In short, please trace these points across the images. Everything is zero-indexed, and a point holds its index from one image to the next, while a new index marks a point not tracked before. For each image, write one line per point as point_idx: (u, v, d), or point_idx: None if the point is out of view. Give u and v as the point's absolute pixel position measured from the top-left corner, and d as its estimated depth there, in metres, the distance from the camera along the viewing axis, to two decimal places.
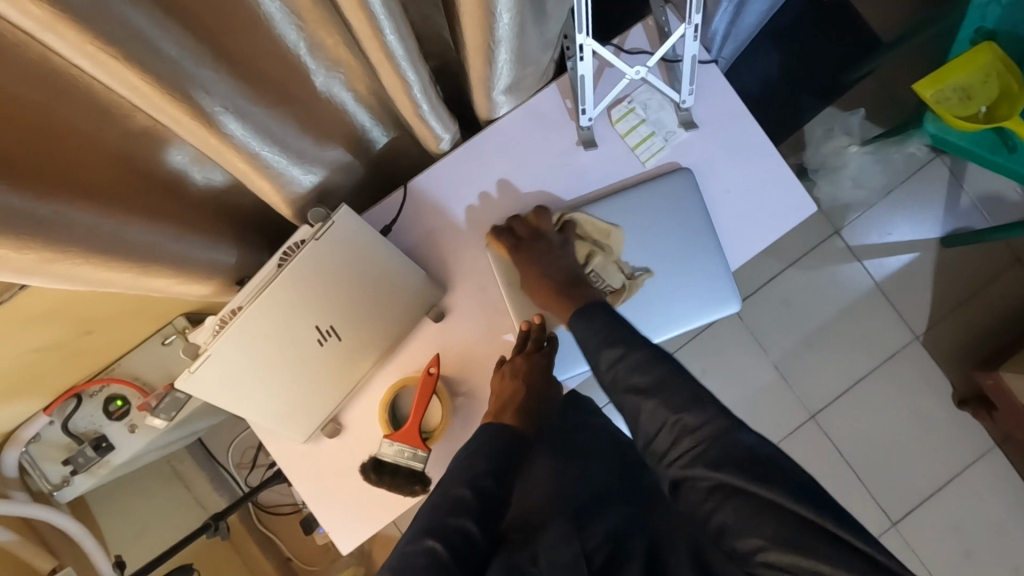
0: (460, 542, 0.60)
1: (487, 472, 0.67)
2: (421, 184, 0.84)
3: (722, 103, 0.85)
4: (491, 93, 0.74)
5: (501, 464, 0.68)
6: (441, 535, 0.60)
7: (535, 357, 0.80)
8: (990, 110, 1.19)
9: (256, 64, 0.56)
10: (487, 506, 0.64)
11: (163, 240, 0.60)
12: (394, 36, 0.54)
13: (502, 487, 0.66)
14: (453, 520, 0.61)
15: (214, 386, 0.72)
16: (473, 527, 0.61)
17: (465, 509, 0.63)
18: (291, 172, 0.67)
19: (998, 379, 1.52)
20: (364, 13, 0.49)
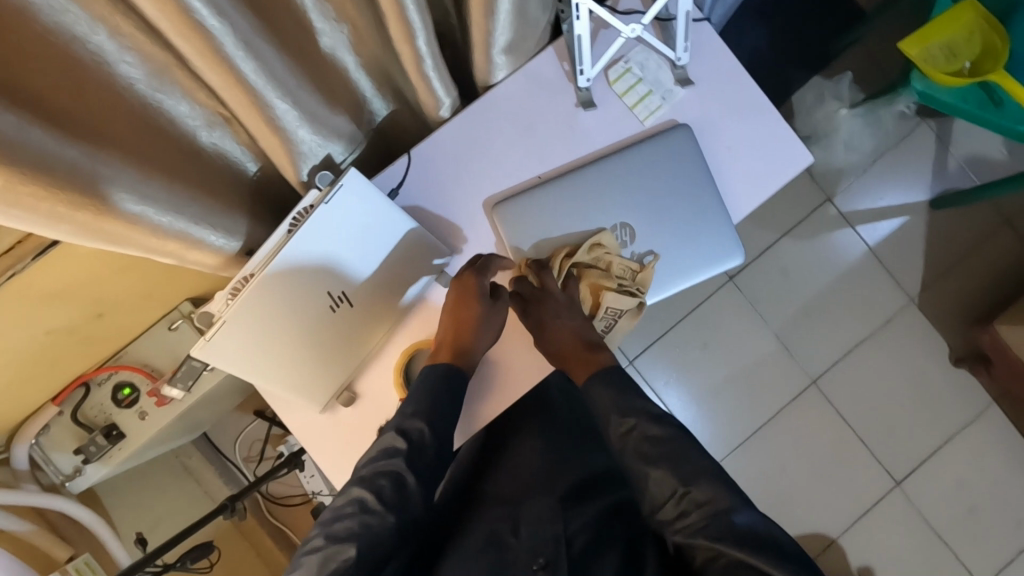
0: (389, 491, 0.70)
1: (422, 416, 0.74)
2: (423, 152, 0.84)
3: (717, 59, 0.86)
4: (490, 53, 0.74)
5: (436, 411, 0.75)
6: (378, 478, 0.70)
7: (467, 282, 0.80)
8: (975, 65, 1.21)
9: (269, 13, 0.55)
10: (420, 455, 0.72)
11: (177, 203, 0.60)
12: None
13: (437, 440, 0.74)
14: (386, 464, 0.71)
15: (230, 355, 0.72)
16: (402, 475, 0.71)
17: (400, 453, 0.72)
18: (304, 137, 0.67)
19: (994, 333, 1.55)
20: None
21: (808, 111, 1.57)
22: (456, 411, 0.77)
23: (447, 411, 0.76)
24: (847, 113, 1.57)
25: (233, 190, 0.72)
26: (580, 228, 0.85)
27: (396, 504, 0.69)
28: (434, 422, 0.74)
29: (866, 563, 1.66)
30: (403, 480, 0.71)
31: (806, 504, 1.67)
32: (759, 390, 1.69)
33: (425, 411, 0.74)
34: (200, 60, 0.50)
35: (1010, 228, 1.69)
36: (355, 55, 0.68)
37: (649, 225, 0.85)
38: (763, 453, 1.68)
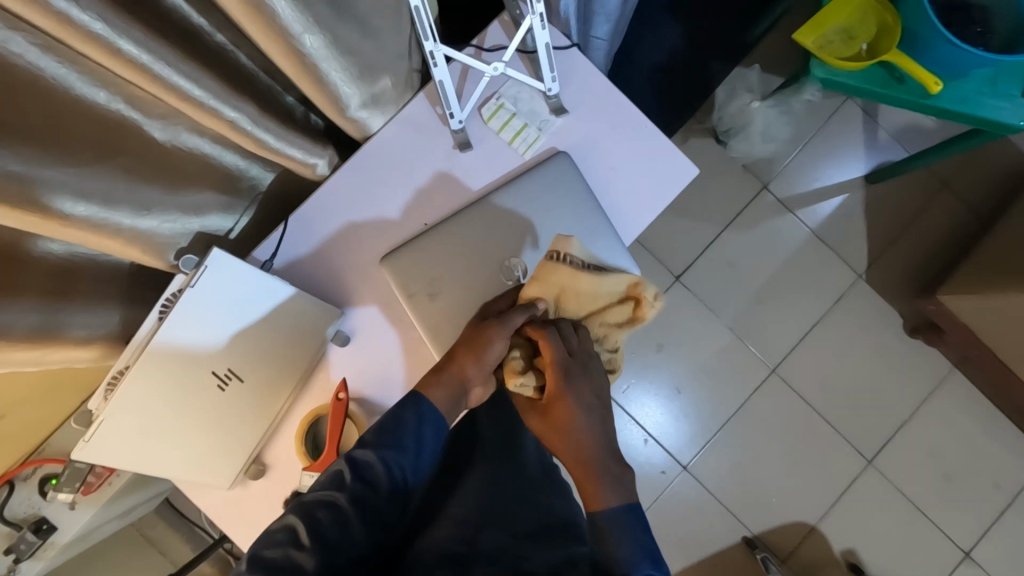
0: (326, 525, 0.65)
1: (371, 447, 0.71)
2: (305, 214, 0.84)
3: (589, 82, 0.86)
4: (347, 112, 0.73)
5: (389, 452, 0.71)
6: (308, 510, 0.66)
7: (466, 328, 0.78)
8: (873, 45, 1.21)
9: (77, 136, 0.54)
10: (369, 484, 0.70)
11: (11, 315, 0.60)
12: (204, 93, 0.53)
13: (391, 482, 0.71)
14: (328, 496, 0.68)
15: (114, 453, 0.70)
16: (344, 505, 0.67)
17: (344, 486, 0.69)
18: (144, 226, 0.64)
19: (939, 303, 1.55)
20: (155, 83, 0.48)
21: (723, 103, 1.56)
22: (419, 454, 0.73)
23: (409, 440, 0.72)
24: (759, 105, 1.54)
25: (97, 284, 0.72)
26: (468, 266, 0.83)
27: (329, 542, 0.64)
28: (394, 455, 0.71)
29: (849, 546, 1.65)
30: (347, 514, 0.67)
31: (782, 493, 1.66)
32: (721, 385, 1.68)
33: (384, 439, 0.72)
34: (18, 222, 0.49)
35: (948, 192, 1.70)
36: (201, 138, 0.68)
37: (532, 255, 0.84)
38: (732, 446, 1.67)
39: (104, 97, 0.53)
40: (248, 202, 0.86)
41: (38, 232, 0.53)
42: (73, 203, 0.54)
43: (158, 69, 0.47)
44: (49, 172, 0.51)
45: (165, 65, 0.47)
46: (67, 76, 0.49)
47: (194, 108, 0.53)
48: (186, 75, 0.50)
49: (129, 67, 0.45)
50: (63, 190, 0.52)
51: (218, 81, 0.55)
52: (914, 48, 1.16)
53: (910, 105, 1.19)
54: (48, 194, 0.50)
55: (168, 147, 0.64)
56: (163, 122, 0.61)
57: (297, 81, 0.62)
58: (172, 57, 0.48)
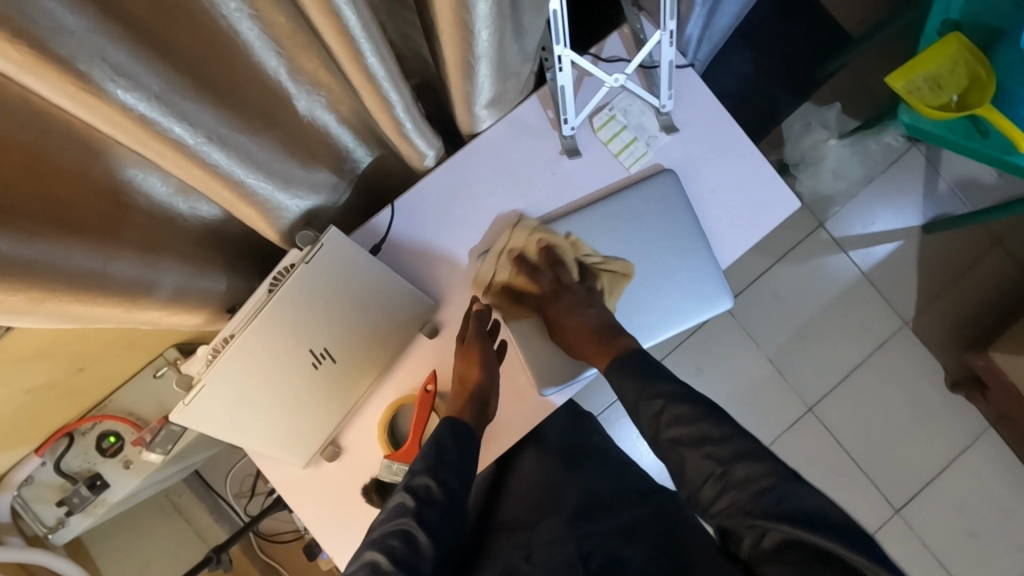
0: (402, 551, 0.65)
1: (424, 469, 0.72)
2: (407, 203, 0.84)
3: (701, 104, 0.86)
4: (474, 107, 0.74)
5: (443, 460, 0.73)
6: (381, 544, 0.66)
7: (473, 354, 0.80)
8: (961, 97, 1.21)
9: (246, 99, 0.58)
10: (431, 508, 0.70)
11: (152, 269, 0.61)
12: (377, 61, 0.53)
13: (451, 495, 0.72)
14: (393, 525, 0.67)
15: (209, 417, 0.71)
16: (415, 528, 0.67)
17: (406, 510, 0.68)
18: (276, 200, 0.67)
19: (989, 359, 1.54)
20: (347, 44, 0.49)
21: (795, 137, 1.59)
22: (466, 461, 0.75)
23: (456, 459, 0.74)
24: (835, 143, 1.58)
25: (209, 248, 0.72)
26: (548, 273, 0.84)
27: (410, 565, 0.65)
28: (446, 475, 0.72)
29: None
30: (418, 537, 0.67)
31: None
32: (755, 415, 1.68)
33: (438, 462, 0.73)
34: (162, 158, 0.51)
35: (1002, 250, 1.69)
36: (333, 115, 0.69)
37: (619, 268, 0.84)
38: None
39: (275, 66, 0.57)
40: (347, 184, 0.86)
41: (195, 184, 0.57)
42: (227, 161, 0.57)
43: (354, 30, 0.48)
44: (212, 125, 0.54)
45: (361, 29, 0.48)
46: (253, 38, 0.52)
47: (362, 77, 0.54)
48: (374, 47, 0.51)
49: (330, 18, 0.46)
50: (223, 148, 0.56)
51: (387, 51, 0.55)
52: (1002, 104, 1.18)
53: (990, 159, 1.18)
54: (213, 152, 0.55)
55: (306, 122, 0.66)
56: (308, 94, 0.63)
57: (447, 64, 0.61)
58: (365, 20, 0.49)
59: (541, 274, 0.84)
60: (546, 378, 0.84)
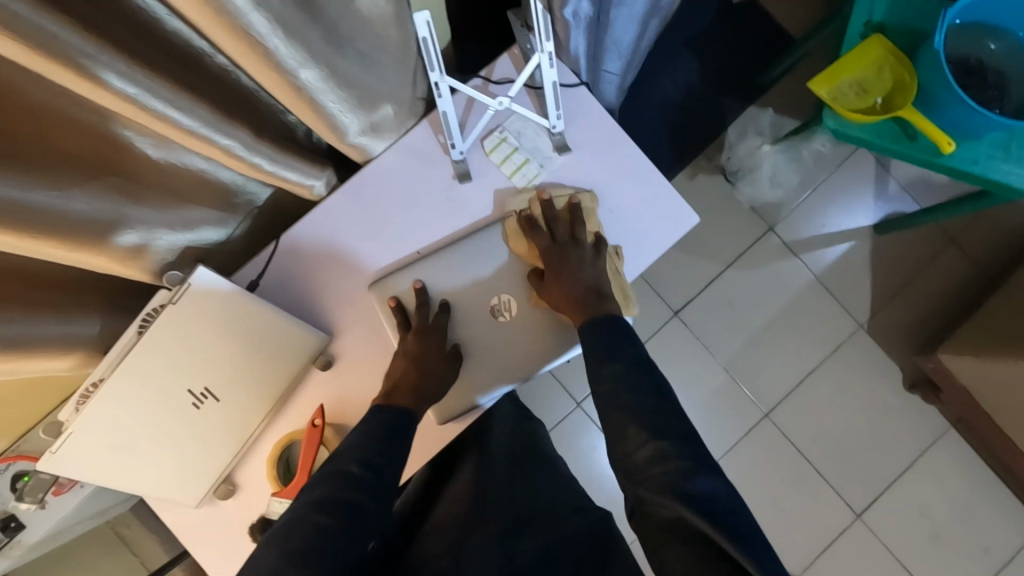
0: (349, 520, 0.64)
1: (378, 450, 0.70)
2: (298, 234, 0.84)
3: (595, 123, 0.85)
4: (346, 138, 0.73)
5: (388, 446, 0.71)
6: (328, 509, 0.64)
7: (427, 339, 0.79)
8: (887, 100, 1.19)
9: (70, 151, 0.55)
10: (379, 483, 0.68)
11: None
12: (193, 120, 0.52)
13: (397, 474, 0.71)
14: (344, 494, 0.65)
15: (82, 464, 0.70)
16: (362, 500, 0.66)
17: (357, 483, 0.67)
18: (126, 241, 0.63)
19: (938, 362, 1.52)
20: (142, 111, 0.47)
21: (732, 144, 1.58)
22: (407, 448, 0.74)
23: (402, 445, 0.73)
24: (769, 149, 1.55)
25: (82, 292, 0.72)
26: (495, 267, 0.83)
27: (353, 530, 0.63)
28: (395, 457, 0.71)
29: None
30: (364, 508, 0.66)
31: (771, 540, 1.63)
32: (711, 425, 1.66)
33: (383, 443, 0.71)
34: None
35: (956, 248, 1.67)
36: (198, 157, 0.67)
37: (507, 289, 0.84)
38: None
39: (94, 115, 0.54)
40: (243, 216, 0.85)
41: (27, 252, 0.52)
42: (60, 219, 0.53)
43: (144, 99, 0.46)
44: (25, 188, 0.49)
45: (153, 95, 0.47)
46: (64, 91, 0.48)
47: (183, 135, 0.53)
48: (173, 104, 0.49)
49: (112, 95, 0.44)
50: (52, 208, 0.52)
51: (208, 106, 0.54)
52: (929, 107, 1.15)
53: (921, 163, 1.17)
54: (41, 212, 0.51)
55: (163, 164, 0.64)
56: (156, 141, 0.61)
57: (289, 105, 0.60)
58: (153, 83, 0.47)
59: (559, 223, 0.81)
60: (446, 406, 0.83)
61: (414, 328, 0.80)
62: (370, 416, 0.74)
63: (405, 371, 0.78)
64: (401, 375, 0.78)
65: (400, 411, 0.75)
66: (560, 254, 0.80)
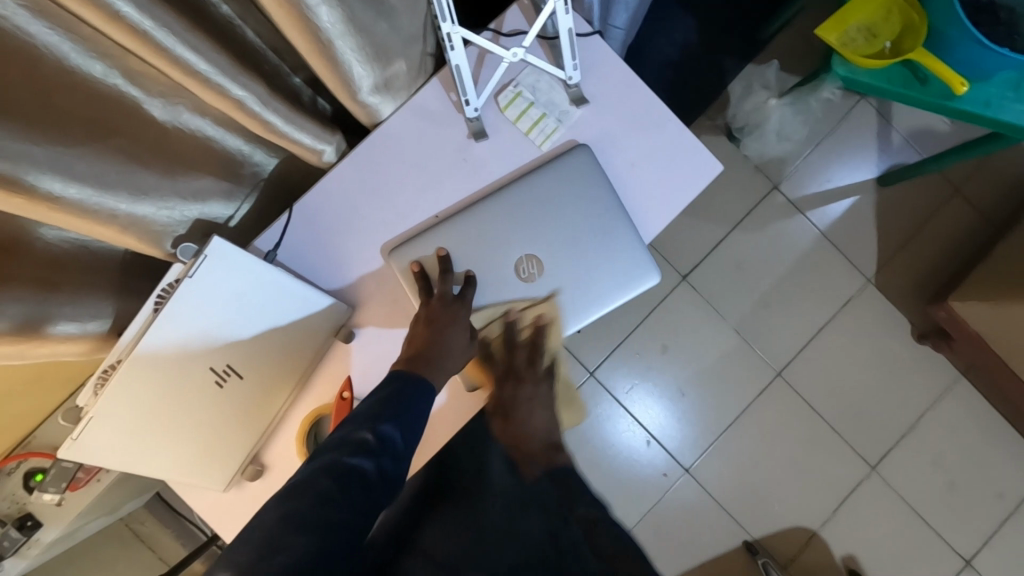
0: (355, 487, 0.64)
1: (392, 416, 0.69)
2: (310, 204, 0.80)
3: (612, 73, 0.82)
4: (358, 95, 0.69)
5: (402, 420, 0.70)
6: (334, 475, 0.64)
7: (450, 308, 0.77)
8: (897, 44, 1.18)
9: (73, 112, 0.50)
10: (390, 453, 0.68)
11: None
12: (208, 66, 0.49)
13: (411, 444, 0.70)
14: (351, 461, 0.65)
15: (104, 451, 0.67)
16: (371, 469, 0.65)
17: (367, 451, 0.66)
18: (133, 210, 0.59)
19: (950, 310, 1.53)
20: (155, 53, 0.44)
21: (739, 99, 1.54)
22: (423, 421, 0.72)
23: (419, 415, 0.71)
24: (776, 102, 1.52)
25: (92, 270, 0.68)
26: (522, 232, 0.80)
27: (358, 496, 0.64)
28: (410, 427, 0.70)
29: (850, 552, 1.62)
30: (371, 477, 0.65)
31: (782, 500, 1.63)
32: (724, 387, 1.65)
33: (399, 412, 0.69)
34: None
35: (960, 197, 1.67)
36: (206, 119, 0.64)
37: (532, 249, 0.80)
38: (735, 452, 1.64)
39: (101, 70, 0.50)
40: (250, 189, 0.82)
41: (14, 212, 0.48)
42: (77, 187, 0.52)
43: (158, 37, 0.43)
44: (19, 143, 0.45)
45: (166, 32, 0.44)
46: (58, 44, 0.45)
47: (196, 82, 0.50)
48: (189, 45, 0.46)
49: (124, 31, 0.41)
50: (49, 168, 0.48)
51: (220, 52, 0.50)
52: (940, 48, 1.12)
53: (930, 106, 1.15)
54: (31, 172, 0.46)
55: (169, 127, 0.61)
56: (163, 99, 0.58)
57: (302, 53, 0.57)
58: (167, 18, 0.43)
59: (520, 351, 0.83)
60: (477, 372, 0.81)
61: (439, 296, 0.77)
62: (384, 383, 0.72)
63: (425, 337, 0.76)
64: (422, 342, 0.75)
65: (415, 379, 0.73)
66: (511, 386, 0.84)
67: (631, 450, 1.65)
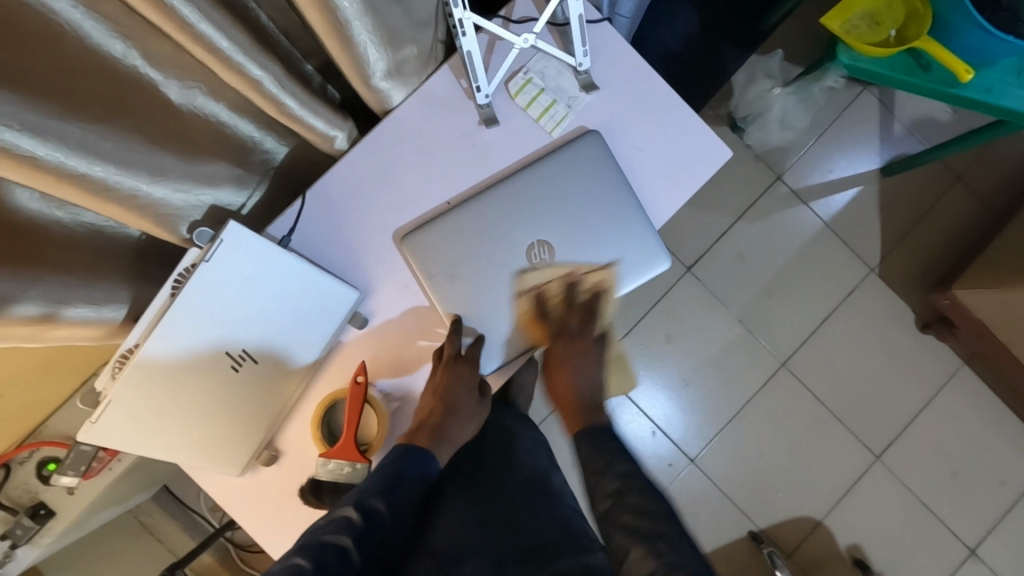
0: (332, 565, 0.63)
1: (375, 492, 0.70)
2: (321, 191, 0.80)
3: (621, 59, 0.83)
4: (370, 80, 0.69)
5: (394, 495, 0.71)
6: (311, 552, 0.63)
7: (457, 371, 0.77)
8: (901, 32, 1.18)
9: (94, 94, 0.51)
10: (371, 532, 0.68)
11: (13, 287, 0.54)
12: (232, 45, 0.49)
13: (395, 522, 0.71)
14: (332, 537, 0.65)
15: (122, 433, 0.68)
16: (353, 550, 0.65)
17: (349, 528, 0.66)
18: (152, 192, 0.60)
19: (952, 297, 1.54)
20: (182, 30, 0.45)
21: (742, 89, 1.55)
22: (413, 496, 0.73)
23: (407, 490, 0.72)
24: (780, 91, 1.53)
25: (107, 255, 0.69)
26: (532, 219, 0.80)
27: None
28: (396, 503, 0.71)
29: (854, 541, 1.63)
30: (351, 556, 0.65)
31: (787, 489, 1.64)
32: (728, 377, 1.66)
33: (389, 486, 0.71)
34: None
35: (962, 185, 1.67)
36: (221, 104, 0.65)
37: (543, 235, 0.80)
38: (739, 441, 1.65)
39: (121, 50, 0.51)
40: (260, 176, 0.82)
41: (36, 189, 0.48)
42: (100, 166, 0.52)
43: (186, 14, 0.44)
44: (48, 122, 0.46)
45: (194, 9, 0.44)
46: (81, 21, 0.46)
47: (219, 62, 0.50)
48: (215, 23, 0.47)
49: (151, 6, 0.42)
50: (73, 150, 0.49)
51: (243, 31, 0.51)
52: (942, 36, 1.13)
53: (934, 94, 1.15)
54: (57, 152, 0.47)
55: (184, 111, 0.61)
56: (179, 81, 0.58)
57: (321, 35, 0.58)
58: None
59: (575, 312, 0.82)
60: (489, 357, 0.81)
61: (448, 360, 0.78)
62: (386, 458, 0.75)
63: (432, 407, 0.78)
64: (429, 412, 0.78)
65: (415, 448, 0.75)
66: (566, 345, 0.83)
67: (637, 442, 1.65)
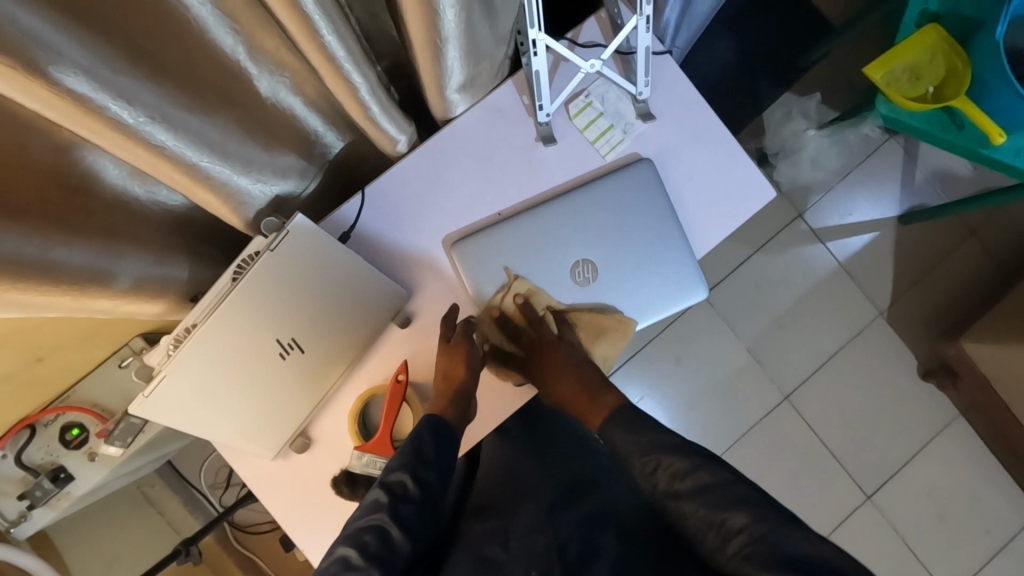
0: (375, 547, 0.66)
1: (401, 468, 0.73)
2: (377, 191, 0.82)
3: (680, 92, 0.85)
4: (445, 91, 0.73)
5: (421, 460, 0.74)
6: (353, 538, 0.66)
7: (465, 349, 0.79)
8: (938, 89, 1.20)
9: (198, 80, 0.58)
10: (404, 506, 0.70)
11: (82, 252, 0.57)
12: (334, 38, 0.53)
13: (427, 496, 0.72)
14: (369, 520, 0.68)
15: (169, 411, 0.70)
16: (391, 529, 0.68)
17: (382, 505, 0.69)
18: (237, 180, 0.67)
19: (960, 349, 1.58)
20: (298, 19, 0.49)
21: (775, 129, 1.59)
22: (444, 461, 0.76)
23: (432, 457, 0.75)
24: (814, 133, 1.59)
25: (170, 232, 0.72)
26: (576, 235, 0.83)
27: (383, 560, 0.65)
28: (424, 473, 0.73)
29: None
30: (390, 531, 0.68)
31: None
32: (732, 404, 1.69)
33: (414, 461, 0.74)
34: (101, 136, 0.50)
35: (976, 240, 1.71)
36: (300, 99, 0.70)
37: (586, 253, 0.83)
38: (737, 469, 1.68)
39: (231, 44, 0.57)
40: (318, 169, 0.84)
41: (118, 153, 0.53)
42: (194, 152, 0.59)
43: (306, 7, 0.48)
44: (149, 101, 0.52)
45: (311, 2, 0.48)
46: (207, 17, 0.53)
47: (320, 55, 0.54)
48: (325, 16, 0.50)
49: None
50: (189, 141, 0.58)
51: (345, 26, 0.55)
52: (977, 97, 1.16)
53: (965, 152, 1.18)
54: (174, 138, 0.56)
55: (270, 104, 0.67)
56: (270, 76, 0.64)
57: (412, 36, 0.62)
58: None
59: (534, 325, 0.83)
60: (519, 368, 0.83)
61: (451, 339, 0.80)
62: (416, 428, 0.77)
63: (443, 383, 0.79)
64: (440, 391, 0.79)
65: (434, 423, 0.77)
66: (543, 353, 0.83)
67: None
